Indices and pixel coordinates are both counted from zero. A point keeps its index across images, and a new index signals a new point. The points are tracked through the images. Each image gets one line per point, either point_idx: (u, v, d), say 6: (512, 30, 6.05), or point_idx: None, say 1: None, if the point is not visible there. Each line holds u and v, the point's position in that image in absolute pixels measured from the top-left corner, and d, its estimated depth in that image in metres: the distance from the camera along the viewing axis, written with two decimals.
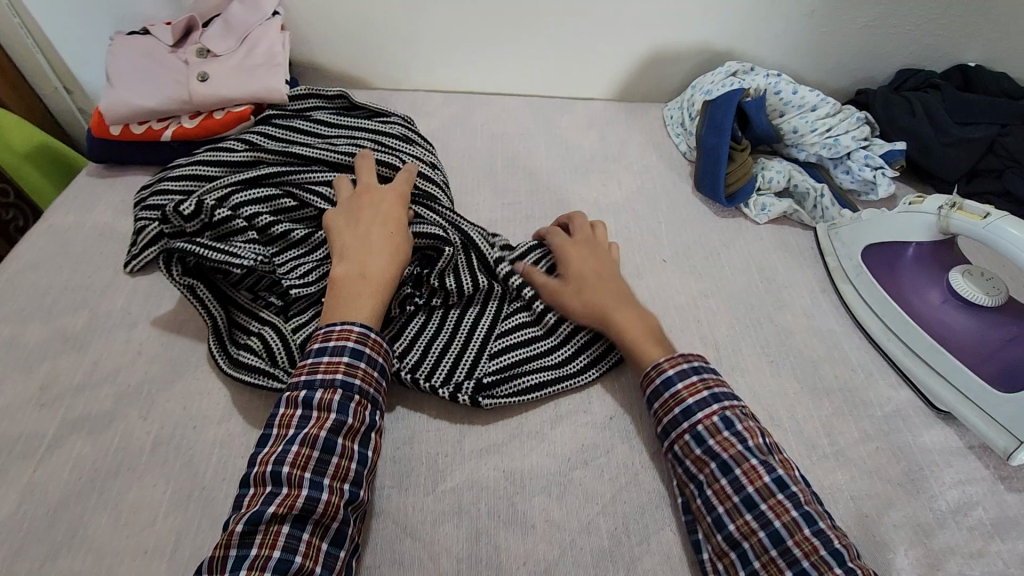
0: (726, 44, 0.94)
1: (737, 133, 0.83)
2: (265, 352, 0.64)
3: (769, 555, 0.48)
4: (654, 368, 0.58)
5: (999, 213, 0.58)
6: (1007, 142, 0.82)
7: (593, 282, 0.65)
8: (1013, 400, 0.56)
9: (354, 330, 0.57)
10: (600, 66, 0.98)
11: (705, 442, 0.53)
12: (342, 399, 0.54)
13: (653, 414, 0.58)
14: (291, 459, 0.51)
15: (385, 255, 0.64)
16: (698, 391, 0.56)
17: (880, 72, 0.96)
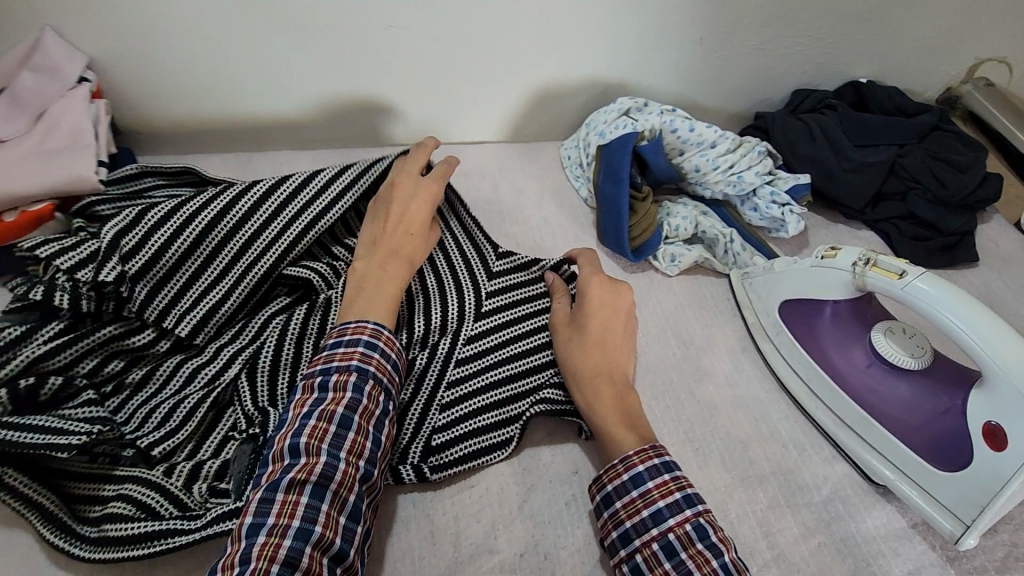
0: (617, 76, 0.86)
1: (636, 179, 0.76)
2: (144, 513, 0.51)
3: None
4: (621, 462, 0.51)
5: (916, 270, 0.53)
6: (907, 163, 0.79)
7: (590, 338, 0.59)
8: (953, 482, 0.51)
9: (368, 327, 0.53)
10: (485, 108, 0.89)
11: (677, 556, 0.46)
12: (356, 381, 0.50)
13: (610, 515, 0.50)
14: (309, 430, 0.47)
15: (405, 257, 0.61)
16: (670, 491, 0.49)
17: (775, 93, 0.92)
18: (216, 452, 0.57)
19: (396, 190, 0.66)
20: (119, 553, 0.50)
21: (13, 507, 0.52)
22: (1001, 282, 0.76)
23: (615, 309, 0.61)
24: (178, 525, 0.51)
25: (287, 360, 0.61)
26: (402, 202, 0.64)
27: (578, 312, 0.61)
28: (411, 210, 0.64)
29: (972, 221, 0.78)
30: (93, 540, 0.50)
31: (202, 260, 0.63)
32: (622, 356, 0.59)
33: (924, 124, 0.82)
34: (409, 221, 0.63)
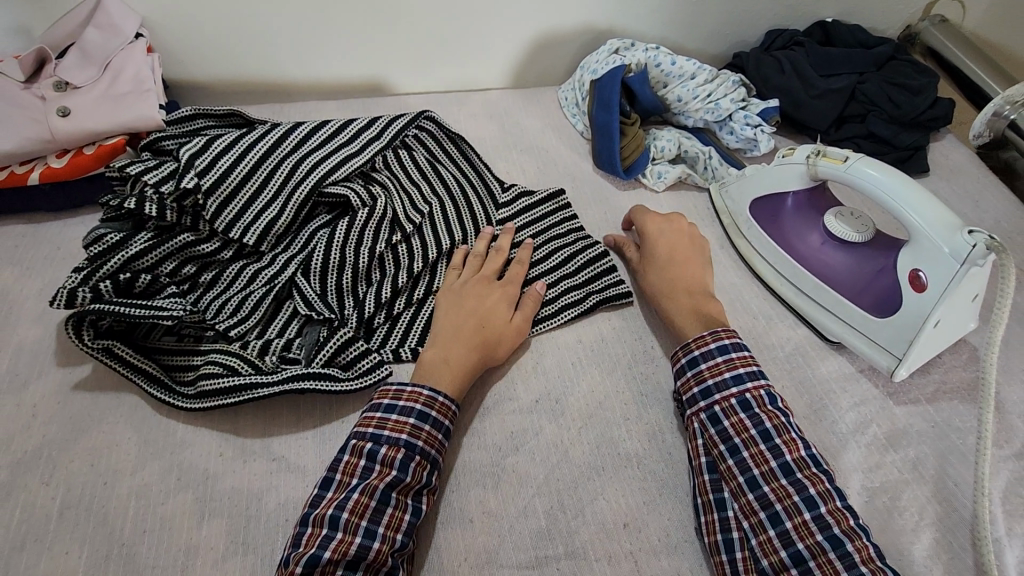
0: (608, 22, 0.97)
1: (626, 108, 0.86)
2: (229, 372, 0.62)
3: (803, 518, 0.51)
4: (710, 334, 0.62)
5: (857, 156, 0.64)
6: (866, 88, 0.89)
7: (667, 256, 0.71)
8: (890, 325, 0.62)
9: (423, 393, 0.58)
10: (490, 56, 0.99)
11: (751, 409, 0.57)
12: (403, 458, 0.55)
13: (694, 373, 0.60)
14: (351, 506, 0.52)
15: (472, 346, 0.63)
16: (749, 363, 0.60)
17: (750, 35, 1.02)
18: (281, 332, 0.68)
19: (474, 285, 0.69)
20: (212, 404, 0.61)
21: (121, 374, 0.63)
22: (950, 187, 0.86)
23: (678, 234, 0.74)
24: (255, 380, 0.61)
25: (334, 262, 0.72)
26: (478, 295, 0.68)
27: (649, 246, 0.73)
28: (487, 304, 0.67)
29: (924, 138, 0.89)
30: (191, 395, 0.62)
31: (258, 185, 0.74)
32: (695, 267, 0.71)
33: (881, 55, 0.92)
34: (484, 313, 0.66)
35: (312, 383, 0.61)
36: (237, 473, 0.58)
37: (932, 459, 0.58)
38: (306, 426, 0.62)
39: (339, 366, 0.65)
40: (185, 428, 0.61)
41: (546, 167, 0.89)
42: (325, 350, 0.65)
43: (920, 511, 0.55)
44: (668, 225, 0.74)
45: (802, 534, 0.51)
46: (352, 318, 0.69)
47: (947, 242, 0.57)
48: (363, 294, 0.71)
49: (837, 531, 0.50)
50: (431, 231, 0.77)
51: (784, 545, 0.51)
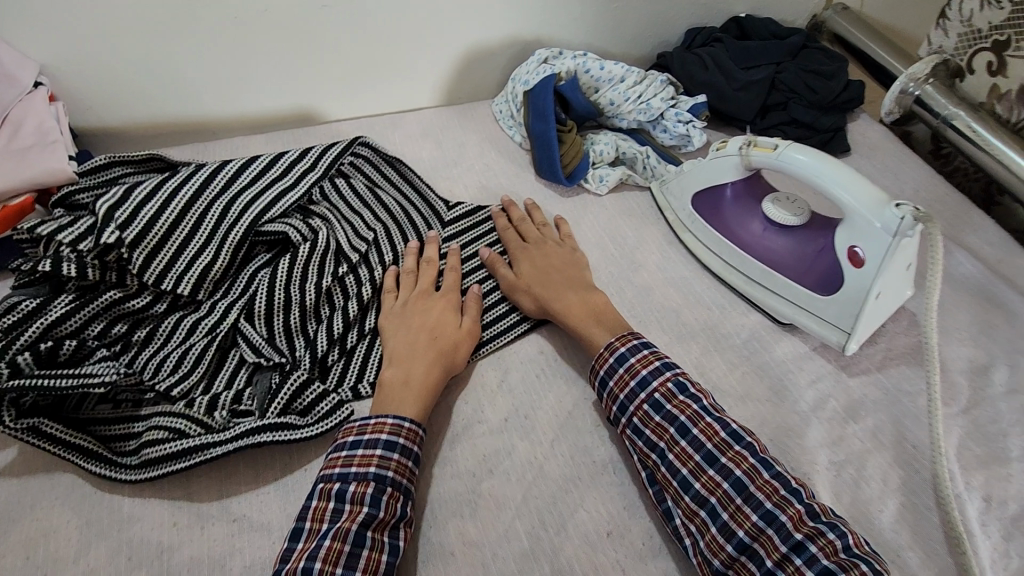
0: (533, 33, 0.98)
1: (561, 116, 0.86)
2: (176, 436, 0.58)
3: (736, 503, 0.51)
4: (607, 349, 0.62)
5: (785, 142, 0.66)
6: (784, 77, 0.93)
7: (538, 272, 0.71)
8: (835, 302, 0.64)
9: (388, 421, 0.56)
10: (420, 75, 0.98)
11: (665, 408, 0.57)
12: (374, 493, 0.52)
13: (608, 394, 0.60)
14: (323, 555, 0.48)
15: (429, 360, 0.62)
16: (650, 362, 0.60)
17: (671, 35, 1.05)
18: (229, 384, 0.64)
19: (413, 302, 0.68)
20: (162, 472, 0.57)
21: (53, 453, 0.57)
22: (872, 163, 0.91)
23: (545, 249, 0.74)
24: (206, 440, 0.57)
25: (280, 302, 0.68)
26: (422, 309, 0.67)
27: (524, 267, 0.72)
28: (433, 316, 0.66)
29: (841, 120, 0.93)
30: (136, 465, 0.57)
31: (188, 229, 0.70)
32: (574, 270, 0.72)
33: (794, 44, 0.96)
34: (434, 324, 0.65)
35: (270, 436, 0.58)
36: (195, 541, 0.54)
37: (889, 424, 0.61)
38: (268, 481, 0.58)
39: (296, 413, 0.61)
40: (132, 501, 0.57)
41: (488, 181, 0.89)
42: (279, 398, 0.61)
43: (885, 477, 0.57)
44: (535, 246, 0.74)
45: (739, 520, 0.50)
46: (304, 360, 0.65)
47: (877, 216, 0.59)
48: (314, 331, 0.68)
49: (770, 506, 0.50)
50: (378, 259, 0.75)
51: (728, 539, 0.50)
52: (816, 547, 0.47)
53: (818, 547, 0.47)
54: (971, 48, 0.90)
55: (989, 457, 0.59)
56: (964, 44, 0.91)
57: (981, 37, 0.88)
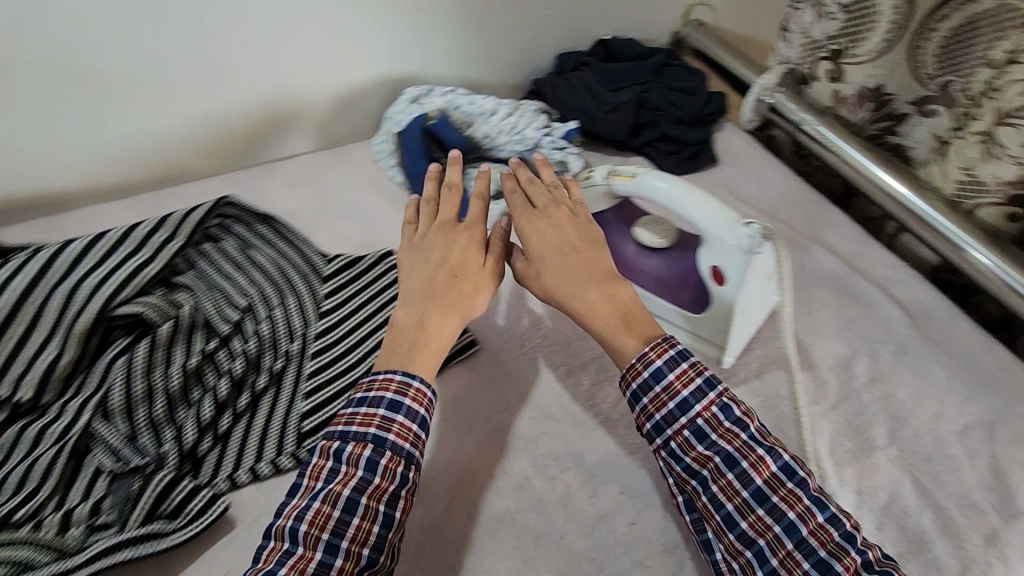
0: (402, 71, 0.96)
1: (435, 155, 0.86)
2: (19, 569, 0.52)
3: (786, 549, 0.49)
4: (639, 360, 0.56)
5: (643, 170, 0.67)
6: (649, 97, 0.97)
7: (558, 256, 0.62)
8: (706, 320, 0.68)
9: (396, 378, 0.56)
10: (289, 122, 0.94)
11: (708, 437, 0.53)
12: (370, 457, 0.53)
13: (641, 409, 0.56)
14: (310, 518, 0.50)
15: (446, 307, 0.61)
16: (690, 379, 0.55)
17: (543, 61, 1.06)
18: (85, 494, 0.57)
19: (436, 233, 0.66)
20: None
21: None
22: (739, 171, 0.96)
23: (553, 218, 0.65)
24: (56, 568, 0.52)
25: (139, 393, 0.62)
26: (446, 245, 0.65)
27: (533, 247, 0.64)
28: (456, 253, 0.65)
29: (707, 132, 0.98)
30: None
31: (26, 328, 0.63)
32: (599, 254, 0.63)
33: (657, 63, 1.00)
34: (455, 263, 0.64)
35: (133, 552, 0.54)
36: None
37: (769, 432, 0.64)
38: None
39: (164, 517, 0.57)
40: None
41: (371, 228, 0.86)
42: (142, 504, 0.57)
43: None
44: (549, 212, 0.65)
45: (790, 567, 0.49)
46: (171, 454, 0.60)
47: (729, 236, 0.62)
48: (183, 418, 0.62)
49: (824, 555, 0.48)
50: (253, 327, 0.70)
51: None
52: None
53: None
54: (813, 57, 0.94)
55: (858, 450, 0.62)
56: (807, 53, 0.95)
57: (820, 47, 0.92)
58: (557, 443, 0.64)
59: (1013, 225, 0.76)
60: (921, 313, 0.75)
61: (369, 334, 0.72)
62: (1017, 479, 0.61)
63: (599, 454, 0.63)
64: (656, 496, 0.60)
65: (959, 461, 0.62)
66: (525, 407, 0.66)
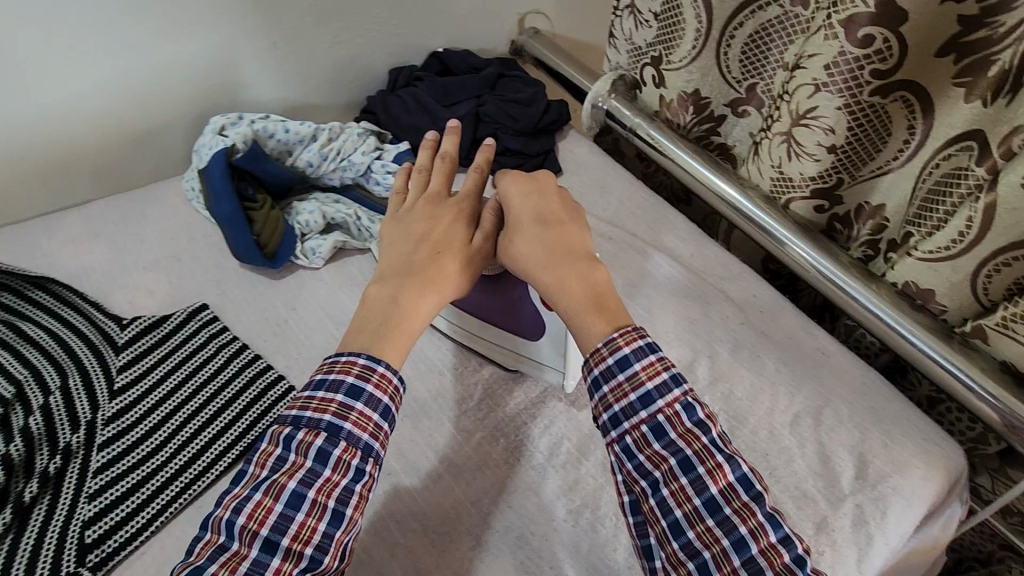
0: (208, 97, 0.86)
1: (248, 191, 0.77)
2: None
3: (732, 565, 0.44)
4: (605, 345, 0.50)
5: None
6: (486, 110, 0.94)
7: (540, 233, 0.56)
8: (546, 345, 0.64)
9: (358, 363, 0.48)
10: (77, 164, 0.82)
11: (667, 436, 0.48)
12: (322, 445, 0.46)
13: (600, 398, 0.50)
14: (249, 510, 0.43)
15: (424, 282, 0.54)
16: (657, 372, 0.49)
17: (375, 77, 1.00)
18: None
19: (424, 204, 0.61)
20: None
21: None
22: (582, 180, 0.95)
23: (548, 194, 0.60)
24: None
25: None
26: (434, 216, 0.59)
27: (514, 223, 0.58)
28: (441, 226, 0.58)
29: (549, 142, 0.97)
30: None
31: None
32: (578, 237, 0.57)
33: (490, 75, 0.98)
34: (440, 236, 0.58)
35: None
36: None
37: None
38: None
39: None
40: None
41: (182, 278, 0.76)
42: None
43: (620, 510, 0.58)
44: (545, 189, 0.60)
45: None
46: None
47: None
48: None
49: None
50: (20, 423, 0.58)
51: None
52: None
53: None
54: (639, 63, 0.96)
55: None
56: (633, 59, 0.97)
57: (643, 53, 0.94)
58: (399, 501, 0.58)
59: (821, 215, 0.81)
60: (752, 306, 0.78)
61: (176, 408, 0.63)
62: (841, 461, 0.64)
63: (446, 505, 0.58)
64: (505, 544, 0.56)
65: (792, 452, 0.64)
66: None
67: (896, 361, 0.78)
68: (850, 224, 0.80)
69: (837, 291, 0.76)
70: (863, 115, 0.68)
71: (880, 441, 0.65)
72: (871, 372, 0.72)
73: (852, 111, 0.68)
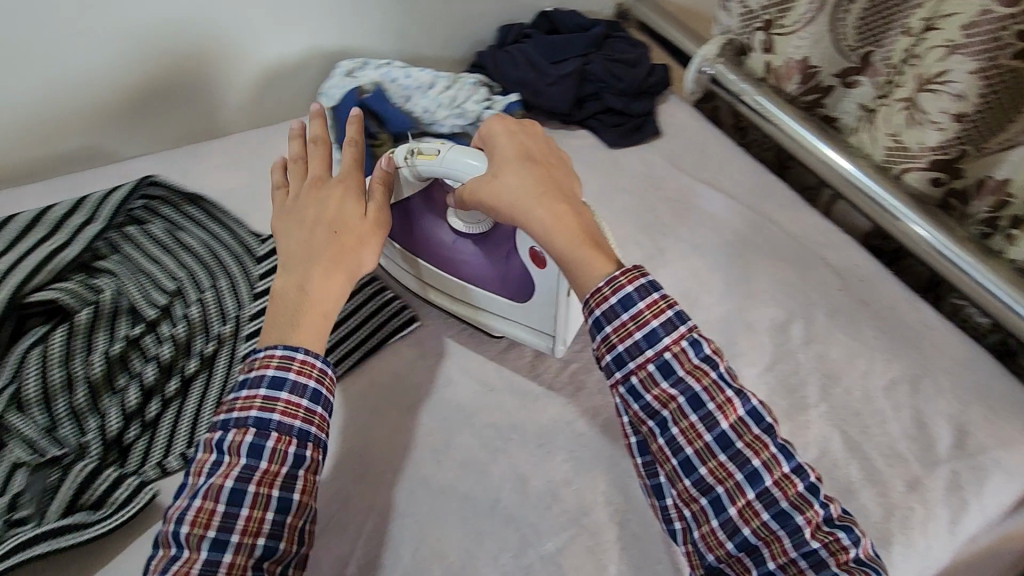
0: (337, 43, 0.93)
1: (372, 130, 0.84)
2: None
3: (745, 499, 0.48)
4: (608, 284, 0.51)
5: (445, 146, 0.61)
6: (592, 68, 0.96)
7: (524, 169, 0.58)
8: (530, 308, 0.64)
9: (277, 353, 0.52)
10: (223, 95, 0.91)
11: (675, 374, 0.50)
12: (252, 441, 0.49)
13: (602, 339, 0.51)
14: (192, 517, 0.47)
15: (328, 265, 0.58)
16: (662, 309, 0.51)
17: (485, 34, 1.05)
18: None
19: (309, 192, 0.63)
20: None
21: None
22: (680, 143, 0.96)
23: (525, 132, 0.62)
24: None
25: (55, 382, 0.60)
26: (316, 201, 0.62)
27: (496, 160, 0.59)
28: (330, 208, 0.61)
29: (651, 104, 0.98)
30: None
31: None
32: (561, 176, 0.60)
33: (598, 35, 0.99)
34: (333, 216, 0.60)
35: (50, 543, 0.51)
36: None
37: None
38: None
39: (86, 507, 0.55)
40: None
41: None
42: (61, 495, 0.54)
43: None
44: (516, 128, 0.62)
45: (746, 517, 0.48)
46: (92, 442, 0.58)
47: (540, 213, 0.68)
48: (107, 408, 0.60)
49: (784, 504, 0.47)
50: (182, 311, 0.67)
51: (729, 536, 0.48)
52: (826, 553, 0.46)
53: (828, 551, 0.46)
54: (751, 27, 0.94)
55: (790, 407, 0.65)
56: (745, 24, 0.95)
57: (756, 17, 0.93)
58: (500, 415, 0.63)
59: (937, 189, 0.78)
60: (851, 275, 0.78)
61: None
62: (938, 428, 0.63)
63: (543, 422, 0.63)
64: (597, 462, 0.60)
65: (885, 414, 0.64)
66: (468, 382, 0.66)
67: (1005, 343, 0.76)
68: (967, 200, 0.77)
69: (947, 266, 0.74)
70: (999, 82, 0.66)
71: (981, 414, 0.64)
72: (975, 348, 0.70)
73: (986, 76, 0.66)
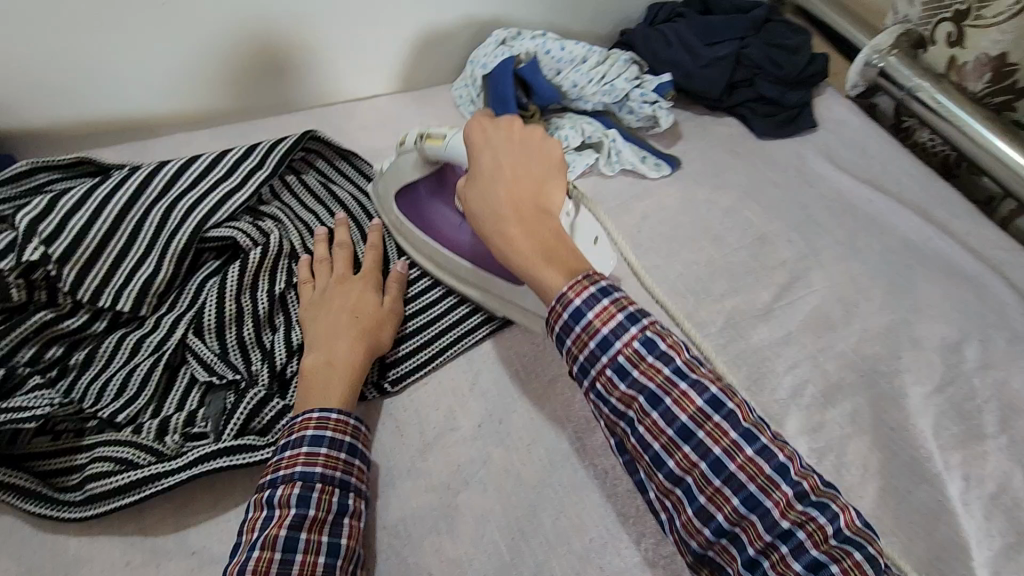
0: (490, 13, 0.94)
1: (522, 100, 0.84)
2: (125, 466, 0.55)
3: (714, 486, 0.44)
4: (558, 301, 0.49)
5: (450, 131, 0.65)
6: (750, 52, 0.91)
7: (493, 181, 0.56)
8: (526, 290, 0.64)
9: (314, 416, 0.54)
10: (376, 57, 0.92)
11: (629, 375, 0.46)
12: (300, 492, 0.50)
13: (565, 352, 0.49)
14: (252, 566, 0.46)
15: (353, 340, 0.60)
16: (611, 315, 0.47)
17: (633, 12, 1.02)
18: (181, 405, 0.60)
19: (334, 284, 0.65)
20: (109, 503, 0.54)
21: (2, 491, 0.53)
22: (838, 139, 0.89)
23: (505, 131, 0.59)
24: (158, 469, 0.55)
25: (231, 315, 0.64)
26: (342, 291, 0.64)
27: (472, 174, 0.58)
28: (354, 299, 0.63)
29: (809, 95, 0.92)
30: (81, 500, 0.54)
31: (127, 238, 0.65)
32: (527, 173, 0.57)
33: (759, 17, 0.93)
34: (358, 305, 0.63)
35: (226, 461, 0.56)
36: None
37: (868, 407, 0.61)
38: (229, 507, 0.57)
39: (255, 433, 0.59)
40: (79, 541, 0.54)
41: None
42: (235, 418, 0.59)
43: (864, 462, 0.58)
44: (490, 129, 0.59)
45: (718, 503, 0.44)
46: (261, 374, 0.62)
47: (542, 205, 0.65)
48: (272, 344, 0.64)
49: (751, 488, 0.43)
50: None
51: (705, 522, 0.44)
52: (804, 535, 0.42)
53: (807, 535, 0.42)
54: (936, 18, 0.86)
55: (964, 435, 0.59)
56: (928, 14, 0.88)
57: (944, 6, 0.85)
58: None
59: None
60: None
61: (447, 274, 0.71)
62: None
63: None
64: None
65: None
66: None
67: None
68: None
69: None
70: None
71: None
72: None
73: None
